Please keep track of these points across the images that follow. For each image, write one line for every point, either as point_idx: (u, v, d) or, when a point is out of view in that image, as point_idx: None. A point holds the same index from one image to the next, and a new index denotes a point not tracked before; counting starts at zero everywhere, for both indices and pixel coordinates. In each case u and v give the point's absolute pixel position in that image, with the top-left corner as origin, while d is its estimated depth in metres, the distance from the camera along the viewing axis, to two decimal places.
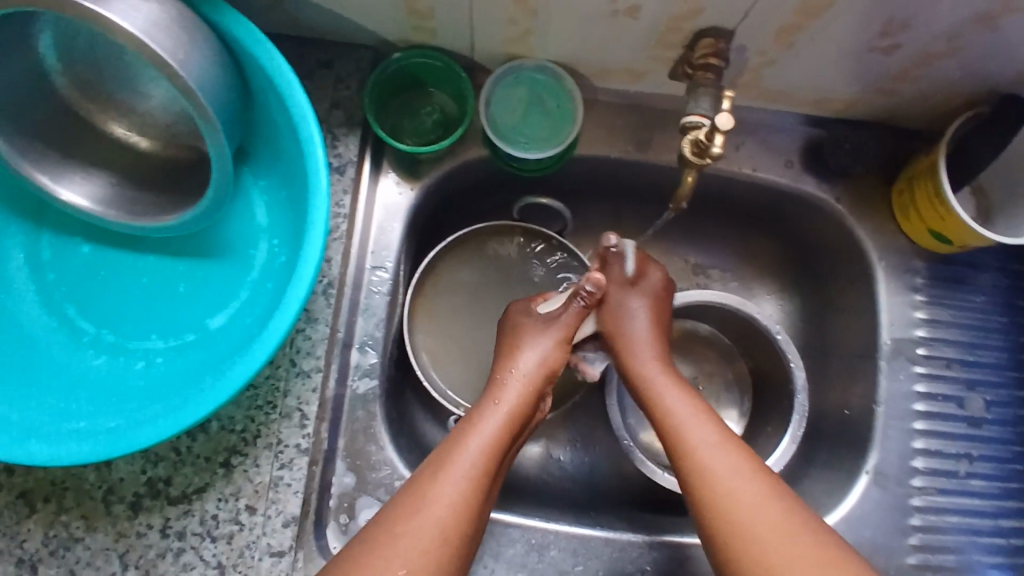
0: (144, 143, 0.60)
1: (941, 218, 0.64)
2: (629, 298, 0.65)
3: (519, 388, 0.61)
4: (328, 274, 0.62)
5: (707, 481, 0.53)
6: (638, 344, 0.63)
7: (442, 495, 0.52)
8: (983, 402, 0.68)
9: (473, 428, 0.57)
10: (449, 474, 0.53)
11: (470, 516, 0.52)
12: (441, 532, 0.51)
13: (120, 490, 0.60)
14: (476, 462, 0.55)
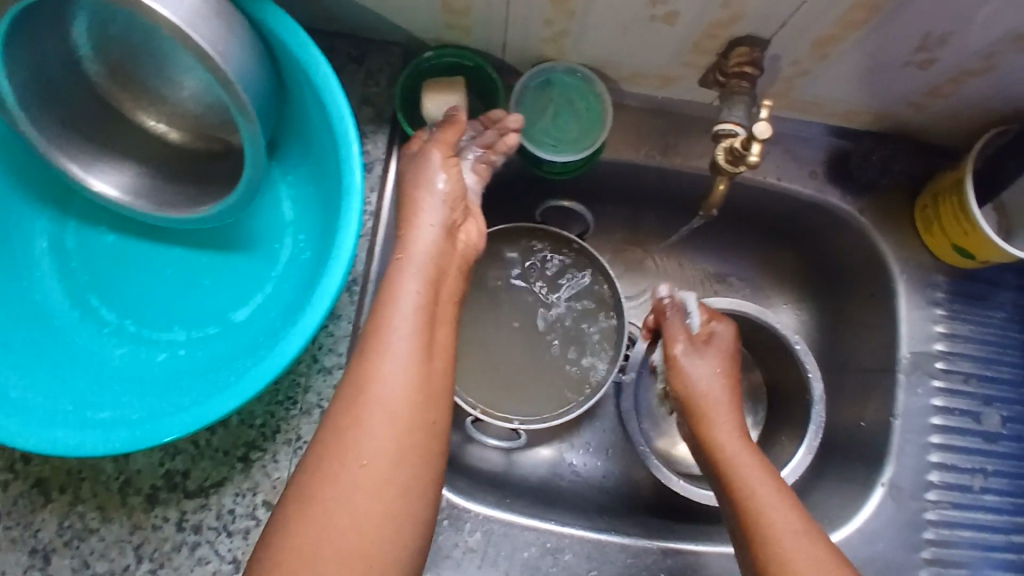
0: (173, 134, 0.60)
1: (965, 233, 0.64)
2: (699, 356, 0.63)
3: (427, 237, 0.53)
4: (353, 271, 0.61)
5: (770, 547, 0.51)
6: (711, 407, 0.61)
7: (385, 385, 0.45)
8: (999, 418, 0.69)
9: (393, 306, 0.48)
10: (382, 354, 0.46)
11: (420, 383, 0.46)
12: (393, 406, 0.45)
13: (136, 481, 0.60)
14: (403, 340, 0.47)
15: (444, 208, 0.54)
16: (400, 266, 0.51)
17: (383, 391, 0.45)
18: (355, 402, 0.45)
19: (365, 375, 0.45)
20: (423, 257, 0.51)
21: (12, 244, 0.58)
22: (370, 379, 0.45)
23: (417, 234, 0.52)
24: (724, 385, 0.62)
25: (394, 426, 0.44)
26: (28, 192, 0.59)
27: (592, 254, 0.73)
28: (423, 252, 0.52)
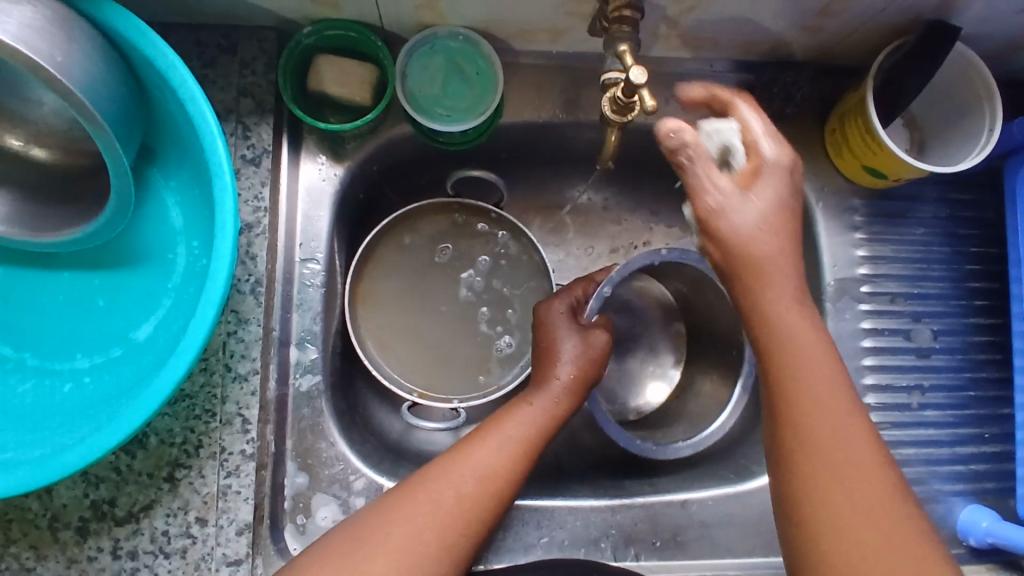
0: (42, 154, 0.56)
1: (875, 154, 0.63)
2: (736, 200, 0.43)
3: (563, 373, 0.60)
4: (254, 272, 0.59)
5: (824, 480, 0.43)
6: (773, 265, 0.43)
7: (474, 468, 0.52)
8: (931, 333, 0.68)
9: (520, 408, 0.58)
10: (492, 440, 0.54)
11: (502, 480, 0.53)
12: (465, 487, 0.51)
13: (64, 516, 0.56)
14: (515, 439, 0.55)
15: (581, 337, 0.62)
16: (540, 383, 0.60)
17: (469, 466, 0.52)
18: (444, 465, 0.52)
19: (470, 446, 0.54)
20: (565, 379, 0.60)
21: None
22: (476, 451, 0.53)
23: (561, 370, 0.60)
24: (780, 230, 0.43)
25: (454, 509, 0.50)
26: None
27: (510, 218, 0.71)
28: (570, 373, 0.60)
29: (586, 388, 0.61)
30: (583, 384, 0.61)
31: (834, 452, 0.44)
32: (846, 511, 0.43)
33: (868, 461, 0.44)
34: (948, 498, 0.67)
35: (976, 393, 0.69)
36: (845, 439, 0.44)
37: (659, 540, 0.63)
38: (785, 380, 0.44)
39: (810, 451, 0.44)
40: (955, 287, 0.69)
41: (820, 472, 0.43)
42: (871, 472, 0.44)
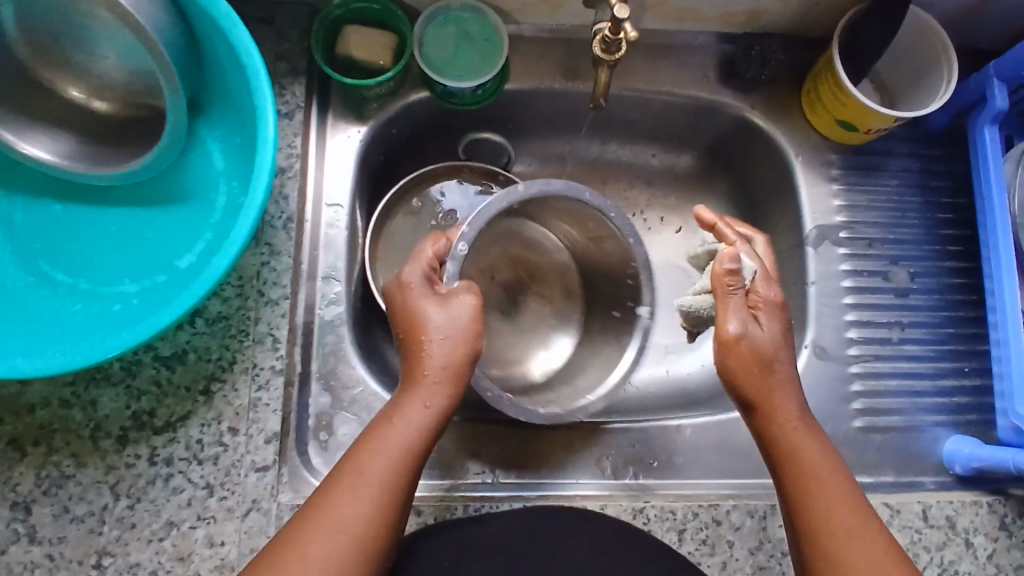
0: (102, 105, 0.64)
1: (845, 106, 0.69)
2: (754, 327, 0.57)
3: (438, 373, 0.55)
4: (287, 210, 0.66)
5: (809, 507, 0.54)
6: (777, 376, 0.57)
7: (350, 516, 0.50)
8: (908, 274, 0.74)
9: (385, 431, 0.53)
10: (350, 482, 0.51)
11: (383, 519, 0.51)
12: (354, 536, 0.50)
13: (106, 426, 0.61)
14: (380, 476, 0.52)
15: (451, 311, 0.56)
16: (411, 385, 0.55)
17: (334, 520, 0.50)
18: (321, 512, 0.50)
19: (343, 492, 0.51)
20: (437, 374, 0.55)
21: None
22: (337, 499, 0.50)
23: (433, 368, 0.55)
24: (781, 334, 0.57)
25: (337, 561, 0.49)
26: None
27: (518, 181, 0.79)
28: (440, 364, 0.55)
29: (465, 374, 0.56)
30: (460, 374, 0.55)
31: (822, 490, 0.54)
32: (831, 526, 0.53)
33: (845, 498, 0.55)
34: (932, 428, 0.72)
35: (954, 330, 0.73)
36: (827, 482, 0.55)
37: (656, 461, 0.68)
38: (774, 433, 0.56)
39: (800, 487, 0.55)
40: (929, 234, 0.75)
41: (811, 501, 0.54)
42: (847, 508, 0.54)
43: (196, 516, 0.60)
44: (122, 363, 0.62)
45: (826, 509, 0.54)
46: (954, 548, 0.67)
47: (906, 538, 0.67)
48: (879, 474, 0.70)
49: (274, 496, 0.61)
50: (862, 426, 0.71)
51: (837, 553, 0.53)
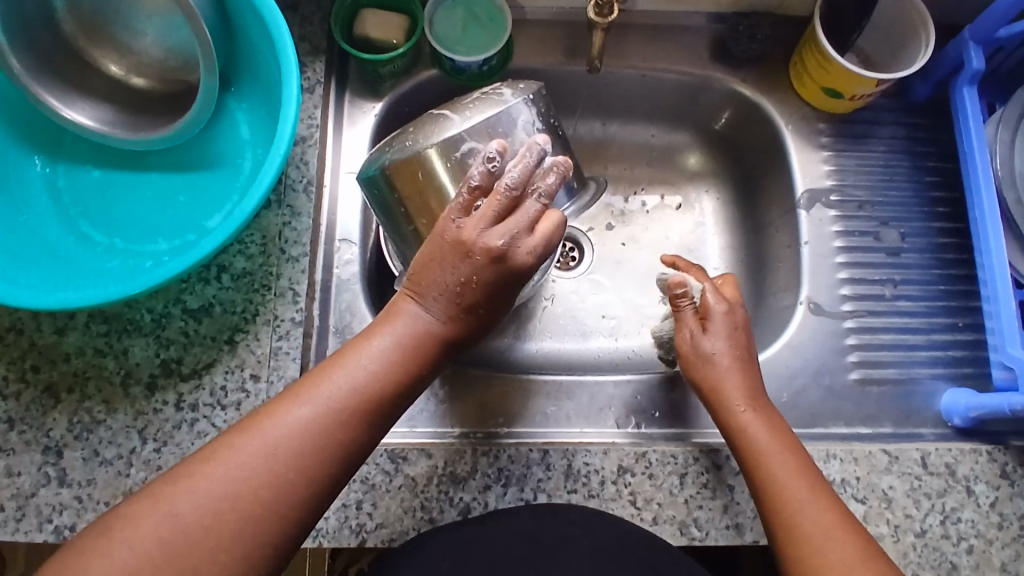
0: (140, 81, 0.70)
1: (828, 74, 0.74)
2: (702, 336, 0.66)
3: (422, 308, 0.56)
4: (307, 174, 0.71)
5: (772, 492, 0.59)
6: (724, 378, 0.64)
7: (293, 418, 0.52)
8: (898, 234, 0.77)
9: (369, 343, 0.56)
10: (324, 390, 0.53)
11: (325, 433, 0.52)
12: (290, 441, 0.51)
13: (137, 373, 0.65)
14: (354, 384, 0.53)
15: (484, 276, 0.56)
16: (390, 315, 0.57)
17: (284, 428, 0.51)
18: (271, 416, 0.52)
19: (294, 398, 0.53)
20: (445, 292, 0.56)
21: (8, 179, 0.67)
22: (304, 406, 0.52)
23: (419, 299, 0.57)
24: (729, 343, 0.65)
25: (272, 464, 0.50)
26: (24, 141, 0.68)
27: None
28: (457, 281, 0.55)
29: (474, 301, 0.56)
30: (467, 300, 0.56)
31: (783, 475, 0.59)
32: (798, 507, 0.58)
33: (805, 480, 0.59)
34: (930, 380, 0.73)
35: (945, 287, 0.76)
36: (785, 467, 0.60)
37: (658, 412, 0.70)
38: (734, 427, 0.63)
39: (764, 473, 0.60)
40: (918, 196, 0.78)
41: (776, 486, 0.59)
42: (811, 490, 0.59)
43: None
44: (153, 315, 0.67)
45: (789, 491, 0.58)
46: (955, 495, 0.68)
47: (905, 484, 0.68)
48: (878, 426, 0.72)
49: None
50: (858, 377, 0.73)
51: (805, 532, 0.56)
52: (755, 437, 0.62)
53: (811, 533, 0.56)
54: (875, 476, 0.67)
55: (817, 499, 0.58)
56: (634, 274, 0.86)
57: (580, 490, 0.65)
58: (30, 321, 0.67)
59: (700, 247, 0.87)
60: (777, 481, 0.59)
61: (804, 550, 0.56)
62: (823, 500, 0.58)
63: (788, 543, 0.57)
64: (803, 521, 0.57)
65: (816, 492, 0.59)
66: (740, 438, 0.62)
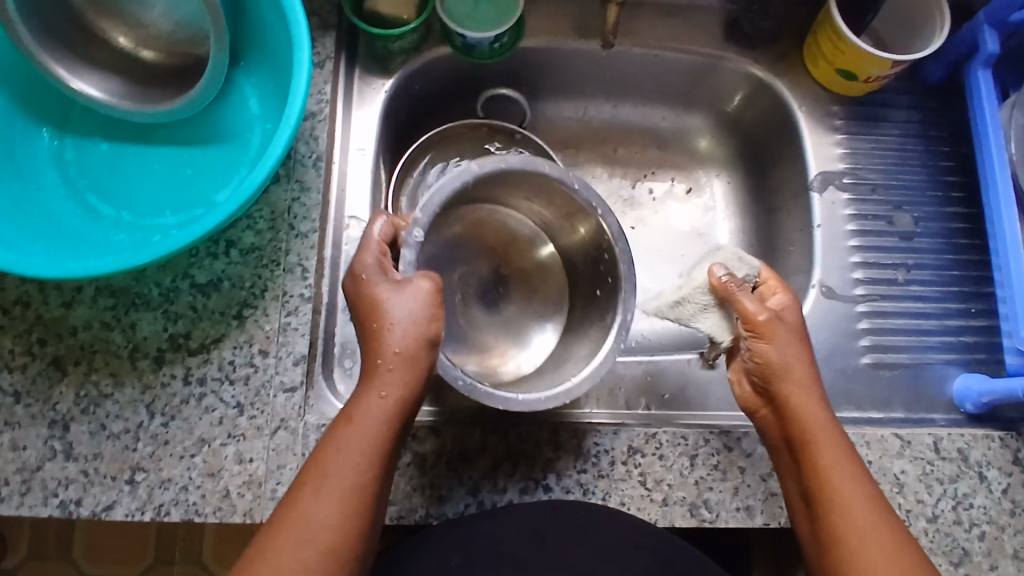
0: (149, 54, 0.69)
1: (843, 55, 0.73)
2: (775, 318, 0.60)
3: (394, 363, 0.52)
4: (316, 150, 0.70)
5: (842, 513, 0.54)
6: (795, 365, 0.58)
7: (315, 516, 0.49)
8: (911, 218, 0.76)
9: (356, 410, 0.52)
10: (312, 486, 0.50)
11: (354, 515, 0.49)
12: (324, 536, 0.48)
13: (144, 347, 0.65)
14: (335, 478, 0.50)
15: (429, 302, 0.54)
16: (370, 373, 0.53)
17: (312, 526, 0.48)
18: (293, 512, 0.49)
19: (305, 492, 0.49)
20: (391, 360, 0.52)
21: (15, 151, 0.66)
22: (299, 507, 0.49)
23: (389, 352, 0.52)
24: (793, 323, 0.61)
25: (311, 564, 0.48)
26: (31, 113, 0.67)
27: (534, 137, 0.83)
28: (395, 349, 0.52)
29: (420, 372, 0.53)
30: (417, 363, 0.52)
31: (855, 499, 0.54)
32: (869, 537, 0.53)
33: (874, 505, 0.54)
34: (941, 366, 0.73)
35: (959, 272, 0.75)
36: (857, 488, 0.55)
37: (668, 394, 0.71)
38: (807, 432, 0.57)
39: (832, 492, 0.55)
40: (931, 180, 0.78)
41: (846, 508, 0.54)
42: (882, 521, 0.54)
43: (227, 434, 0.63)
44: (161, 290, 0.66)
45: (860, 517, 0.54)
46: (967, 481, 0.67)
47: (917, 469, 0.67)
48: (889, 410, 0.71)
49: (301, 416, 0.64)
50: (870, 361, 0.72)
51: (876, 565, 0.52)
52: (815, 427, 0.57)
53: (871, 539, 0.53)
54: (887, 460, 0.67)
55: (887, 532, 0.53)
56: (643, 258, 0.85)
57: (590, 470, 0.64)
58: (37, 295, 0.66)
59: (709, 231, 0.87)
60: (843, 496, 0.54)
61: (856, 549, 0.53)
62: (882, 510, 0.54)
63: (846, 541, 0.53)
64: (863, 528, 0.53)
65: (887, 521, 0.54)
66: (813, 448, 0.56)
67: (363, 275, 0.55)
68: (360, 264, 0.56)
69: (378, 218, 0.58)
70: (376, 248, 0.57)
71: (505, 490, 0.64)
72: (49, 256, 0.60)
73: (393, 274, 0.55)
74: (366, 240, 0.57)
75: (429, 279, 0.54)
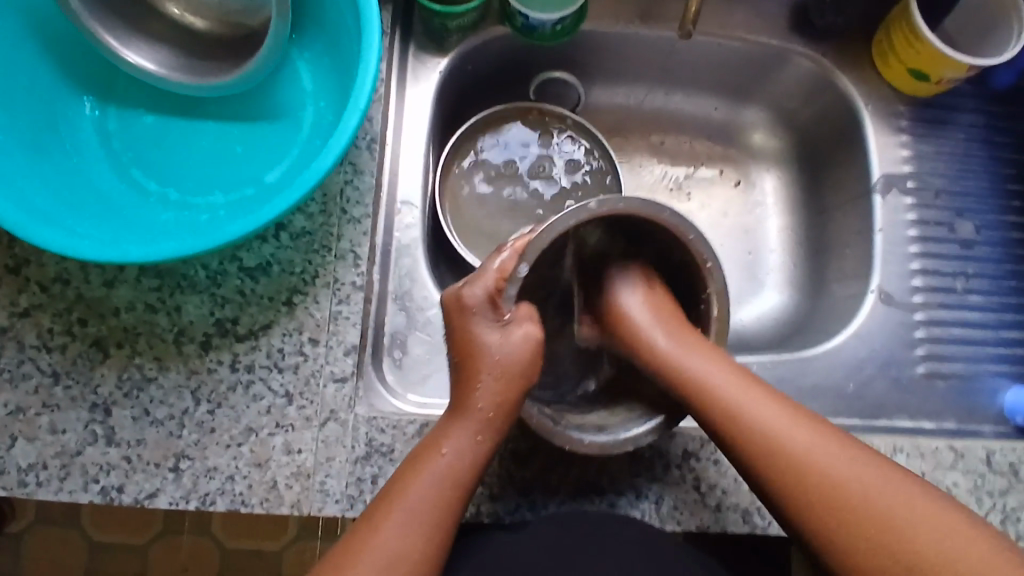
0: (199, 24, 0.68)
1: (917, 54, 0.71)
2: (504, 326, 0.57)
3: (486, 403, 0.55)
4: (370, 131, 0.67)
5: (830, 492, 0.52)
6: (506, 392, 0.55)
7: (386, 547, 0.51)
8: (972, 226, 0.75)
9: (439, 450, 0.54)
10: (395, 517, 0.52)
11: (422, 551, 0.51)
12: (398, 569, 0.50)
13: (190, 332, 0.62)
14: (420, 512, 0.52)
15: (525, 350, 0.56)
16: (459, 414, 0.55)
17: (386, 556, 0.50)
18: (366, 540, 0.51)
19: (378, 521, 0.52)
20: (488, 406, 0.55)
21: (58, 122, 0.63)
22: (380, 536, 0.51)
23: (481, 400, 0.55)
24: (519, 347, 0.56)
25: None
26: (74, 80, 0.65)
27: (586, 124, 0.80)
28: (492, 397, 0.55)
29: (508, 421, 0.56)
30: (508, 411, 0.55)
31: (829, 473, 0.52)
32: (867, 496, 0.51)
33: (844, 456, 0.53)
34: (995, 378, 0.71)
35: (1015, 284, 0.74)
36: (813, 450, 0.53)
37: None
38: (749, 422, 0.55)
39: (809, 473, 0.52)
40: (993, 187, 0.76)
41: (828, 482, 0.52)
42: (867, 468, 0.53)
43: (275, 424, 0.61)
44: (208, 272, 0.64)
45: (843, 478, 0.52)
46: (1017, 495, 0.65)
47: (969, 482, 0.65)
48: (941, 421, 0.70)
49: (352, 407, 0.62)
50: (925, 371, 0.71)
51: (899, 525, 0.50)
52: (780, 433, 0.54)
53: (867, 495, 0.51)
54: (940, 472, 0.65)
55: (874, 480, 0.52)
56: None
57: (645, 474, 0.63)
58: (77, 273, 0.63)
59: (757, 228, 0.85)
60: (814, 465, 0.53)
61: (903, 537, 0.49)
62: (872, 458, 0.53)
63: (851, 509, 0.51)
64: (869, 485, 0.52)
65: (864, 462, 0.53)
66: (748, 430, 0.54)
67: (472, 311, 0.56)
68: (470, 296, 0.56)
69: (503, 248, 0.56)
70: (490, 282, 0.56)
71: (557, 491, 0.62)
72: (94, 233, 0.57)
73: (499, 310, 0.56)
74: (485, 270, 0.57)
75: (534, 326, 0.57)
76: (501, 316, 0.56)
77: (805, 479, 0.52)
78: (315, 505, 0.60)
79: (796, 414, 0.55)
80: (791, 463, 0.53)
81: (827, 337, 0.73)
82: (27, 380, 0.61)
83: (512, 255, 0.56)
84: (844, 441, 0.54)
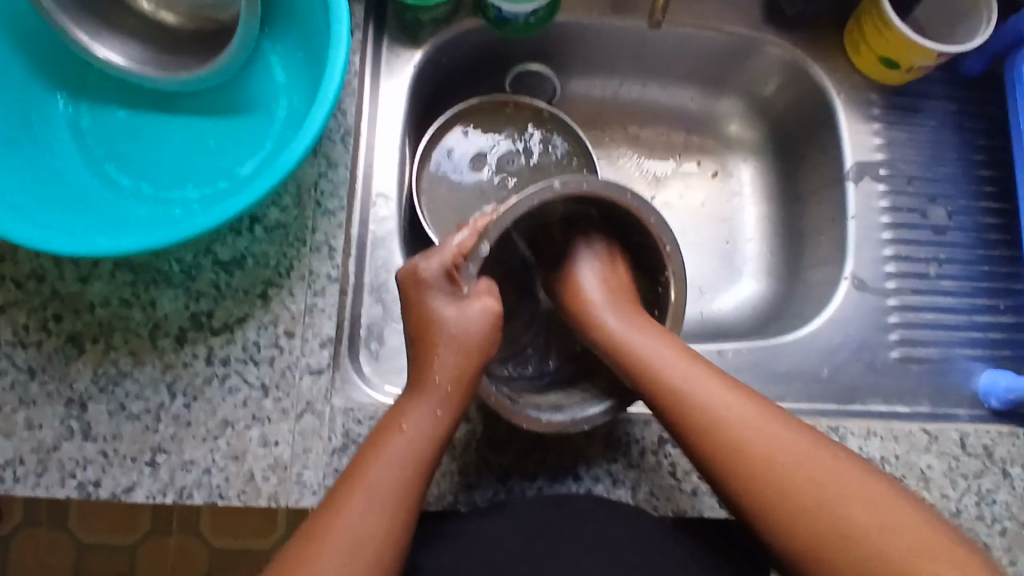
0: (171, 18, 0.68)
1: (888, 42, 0.71)
2: (459, 299, 0.58)
3: (444, 376, 0.56)
4: (343, 124, 0.67)
5: (761, 471, 0.52)
6: (463, 366, 0.57)
7: (350, 525, 0.51)
8: (945, 212, 0.76)
9: (399, 427, 0.55)
10: (356, 490, 0.52)
11: (388, 527, 0.51)
12: (367, 546, 0.50)
13: (165, 326, 0.63)
14: (392, 485, 0.52)
15: (484, 324, 0.58)
16: (415, 391, 0.56)
17: (354, 532, 0.50)
18: (332, 519, 0.51)
19: (343, 500, 0.52)
20: (444, 380, 0.56)
21: (30, 118, 0.64)
22: (345, 512, 0.51)
23: (439, 373, 0.56)
24: (477, 322, 0.58)
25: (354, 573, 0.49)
26: (46, 76, 0.65)
27: (563, 115, 0.80)
28: (450, 370, 0.56)
29: (468, 391, 0.57)
30: (467, 382, 0.56)
31: (763, 452, 0.52)
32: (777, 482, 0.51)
33: (772, 444, 0.53)
34: (970, 362, 0.72)
35: (987, 268, 0.75)
36: (749, 427, 0.54)
37: None
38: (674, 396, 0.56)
39: (746, 457, 0.53)
40: (966, 174, 0.77)
41: (772, 460, 0.52)
42: (803, 451, 0.52)
43: (251, 416, 0.61)
44: (183, 266, 0.64)
45: (765, 458, 0.52)
46: (991, 477, 0.65)
47: (944, 464, 0.65)
48: (915, 404, 0.71)
49: (328, 399, 0.62)
50: (899, 356, 0.72)
51: (829, 512, 0.50)
52: (713, 404, 0.55)
53: (811, 481, 0.51)
54: (914, 455, 0.65)
55: (808, 466, 0.52)
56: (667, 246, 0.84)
57: (620, 460, 0.63)
58: (52, 268, 0.64)
59: (734, 217, 0.85)
60: (747, 442, 0.53)
61: (845, 520, 0.49)
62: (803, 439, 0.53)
63: (801, 491, 0.51)
64: (802, 469, 0.51)
65: (796, 443, 0.53)
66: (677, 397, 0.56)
67: (428, 285, 0.58)
68: (427, 269, 0.58)
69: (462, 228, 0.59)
70: (447, 257, 0.58)
71: (534, 478, 0.63)
72: (66, 227, 0.57)
73: (457, 284, 0.58)
74: (444, 247, 0.59)
75: (491, 300, 0.59)
76: (458, 289, 0.58)
77: (751, 452, 0.53)
78: (292, 497, 0.60)
79: (739, 394, 0.56)
80: (724, 431, 0.54)
81: (802, 324, 0.74)
82: (2, 377, 0.61)
83: (472, 234, 0.59)
84: (787, 422, 0.54)
